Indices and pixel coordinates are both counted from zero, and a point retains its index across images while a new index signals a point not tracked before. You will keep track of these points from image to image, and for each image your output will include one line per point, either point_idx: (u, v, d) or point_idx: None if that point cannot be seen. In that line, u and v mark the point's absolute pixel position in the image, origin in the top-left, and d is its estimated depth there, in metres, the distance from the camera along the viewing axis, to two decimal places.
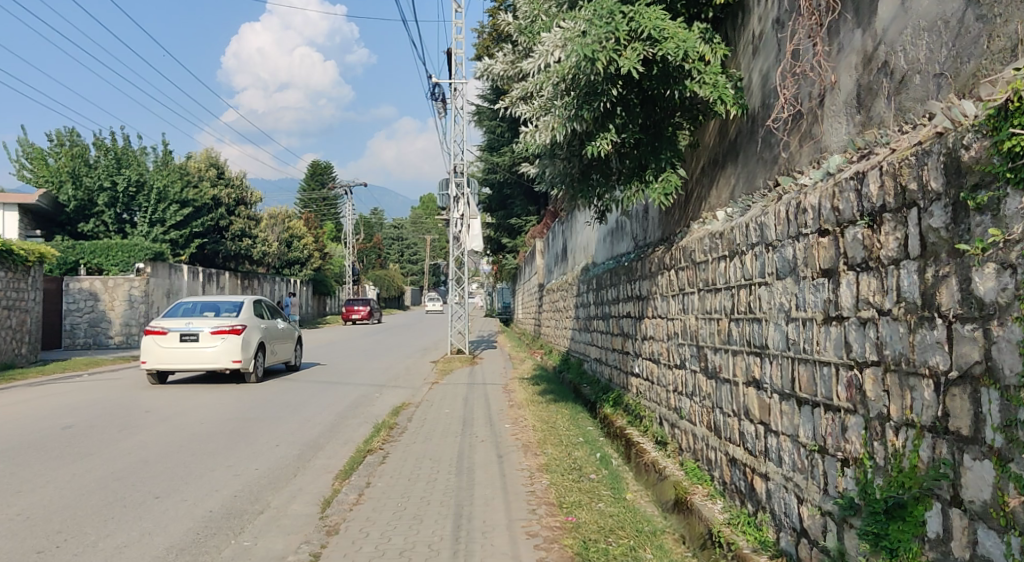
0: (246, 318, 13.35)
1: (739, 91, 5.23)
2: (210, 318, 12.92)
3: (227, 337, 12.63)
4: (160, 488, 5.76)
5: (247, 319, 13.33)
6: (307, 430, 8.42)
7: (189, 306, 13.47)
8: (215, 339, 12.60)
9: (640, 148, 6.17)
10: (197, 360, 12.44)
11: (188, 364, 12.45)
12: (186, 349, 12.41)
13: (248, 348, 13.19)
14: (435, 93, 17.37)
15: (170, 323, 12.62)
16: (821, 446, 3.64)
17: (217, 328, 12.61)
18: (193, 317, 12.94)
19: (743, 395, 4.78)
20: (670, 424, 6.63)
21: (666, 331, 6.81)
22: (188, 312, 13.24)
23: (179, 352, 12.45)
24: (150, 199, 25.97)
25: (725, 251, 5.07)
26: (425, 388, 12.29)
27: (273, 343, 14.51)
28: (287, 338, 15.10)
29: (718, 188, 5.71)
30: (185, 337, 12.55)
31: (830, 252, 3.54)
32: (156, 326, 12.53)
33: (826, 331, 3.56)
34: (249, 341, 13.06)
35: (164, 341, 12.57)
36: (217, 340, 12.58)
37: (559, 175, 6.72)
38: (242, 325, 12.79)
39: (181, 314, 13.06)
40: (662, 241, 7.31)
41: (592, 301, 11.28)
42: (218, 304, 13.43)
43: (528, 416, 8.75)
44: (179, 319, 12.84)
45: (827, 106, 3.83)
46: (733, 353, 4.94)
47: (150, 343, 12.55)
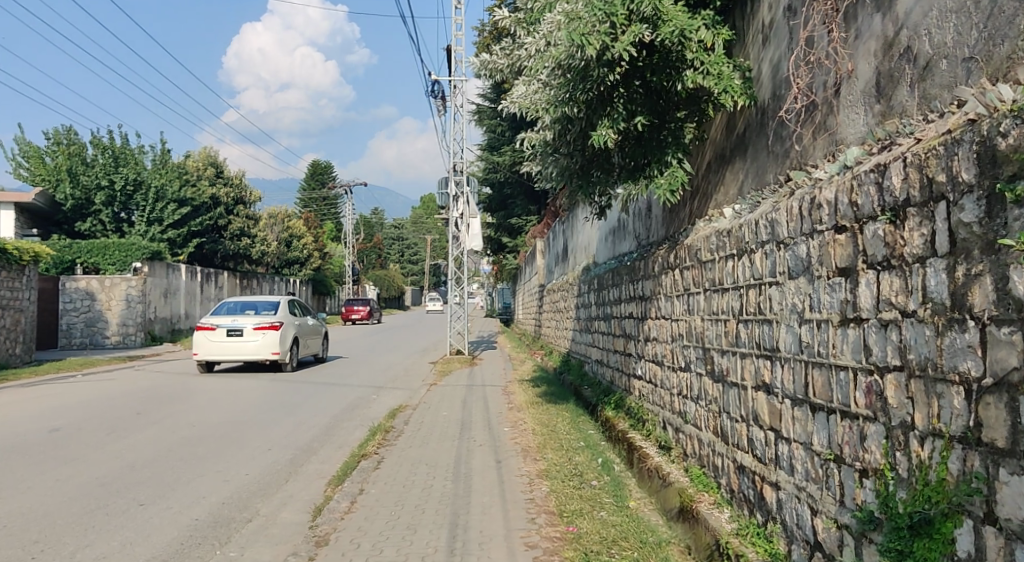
0: (283, 316, 15.08)
1: (747, 82, 5.04)
2: (252, 316, 14.64)
3: (267, 332, 14.37)
4: (145, 495, 5.58)
5: (284, 317, 15.02)
6: (301, 433, 8.22)
7: (232, 306, 15.15)
8: (257, 334, 14.32)
9: (641, 141, 5.99)
10: (242, 352, 14.14)
11: (233, 356, 14.16)
12: (232, 342, 14.13)
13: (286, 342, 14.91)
14: (435, 90, 17.15)
15: (218, 320, 14.34)
16: (837, 454, 3.44)
17: (259, 325, 14.32)
18: (238, 314, 14.66)
19: (752, 400, 4.58)
20: (674, 428, 6.43)
21: (669, 332, 6.61)
22: (230, 311, 14.84)
23: (226, 345, 14.17)
24: (148, 198, 25.79)
25: (733, 249, 4.87)
26: (423, 389, 12.08)
27: (305, 338, 16.17)
28: (319, 331, 16.77)
29: (726, 184, 5.47)
30: (231, 332, 14.25)
31: (847, 250, 3.34)
32: (206, 322, 14.27)
33: (842, 333, 3.37)
34: (287, 336, 14.79)
35: (213, 336, 14.29)
36: (259, 335, 14.32)
37: (559, 170, 6.48)
38: (280, 322, 14.51)
39: (226, 312, 14.74)
40: (666, 239, 7.10)
41: (593, 302, 11.07)
42: (258, 304, 15.12)
43: (528, 419, 8.55)
44: (226, 316, 14.60)
45: (843, 96, 3.63)
46: (741, 356, 4.73)
47: (200, 337, 14.23)
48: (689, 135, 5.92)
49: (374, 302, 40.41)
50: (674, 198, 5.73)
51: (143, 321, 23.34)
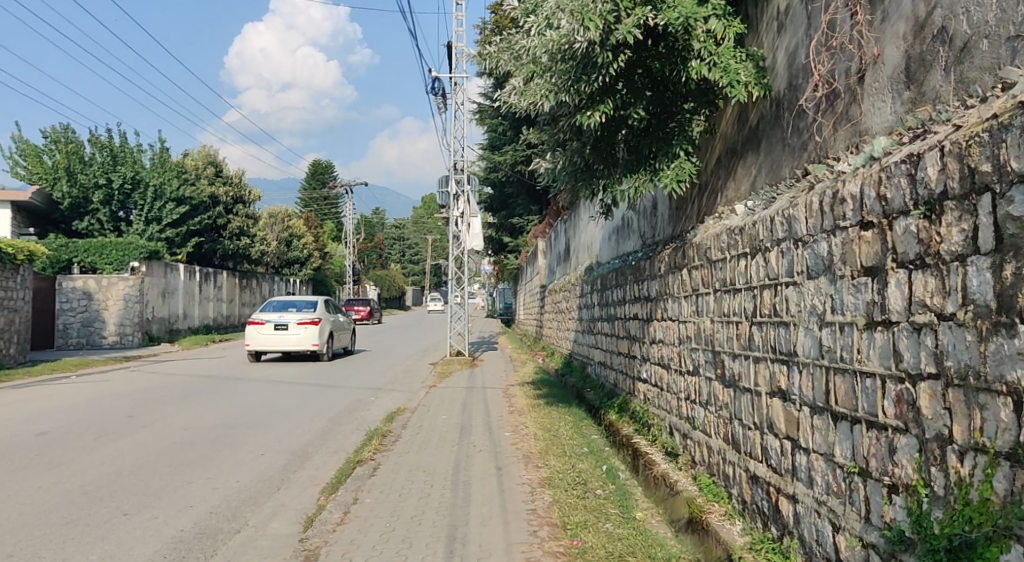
0: (321, 312, 17.45)
1: (760, 72, 4.78)
2: (295, 312, 17.08)
3: (308, 326, 16.79)
4: (129, 505, 5.37)
5: (321, 314, 17.37)
6: (295, 436, 8.00)
7: (276, 303, 17.57)
8: (300, 328, 16.75)
9: (646, 134, 5.76)
10: (287, 343, 16.59)
11: (280, 346, 16.64)
12: (278, 335, 16.61)
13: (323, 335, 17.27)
14: (435, 87, 16.89)
15: (267, 316, 16.78)
16: (862, 467, 3.20)
17: (300, 320, 16.74)
18: (282, 311, 17.09)
19: (767, 407, 4.34)
20: (681, 434, 6.19)
21: (677, 334, 6.37)
22: (275, 308, 17.27)
23: (273, 337, 16.58)
24: (146, 197, 25.56)
25: (746, 248, 4.63)
26: (423, 391, 11.85)
27: (338, 332, 18.49)
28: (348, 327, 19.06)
29: (737, 179, 5.25)
30: (278, 326, 16.69)
31: (874, 247, 3.10)
32: (256, 318, 16.73)
33: (869, 338, 3.13)
34: (324, 330, 17.18)
35: (263, 329, 16.74)
36: (301, 329, 16.76)
37: (564, 164, 6.17)
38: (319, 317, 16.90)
39: (272, 309, 17.16)
40: (673, 238, 6.85)
41: (596, 302, 10.85)
42: (298, 302, 17.51)
43: (529, 423, 8.32)
44: (272, 312, 17.04)
45: (868, 83, 3.39)
46: (755, 361, 4.49)
47: (251, 330, 16.67)
48: (697, 128, 5.66)
49: (374, 302, 40.19)
50: (681, 188, 5.57)
51: (140, 321, 23.12)
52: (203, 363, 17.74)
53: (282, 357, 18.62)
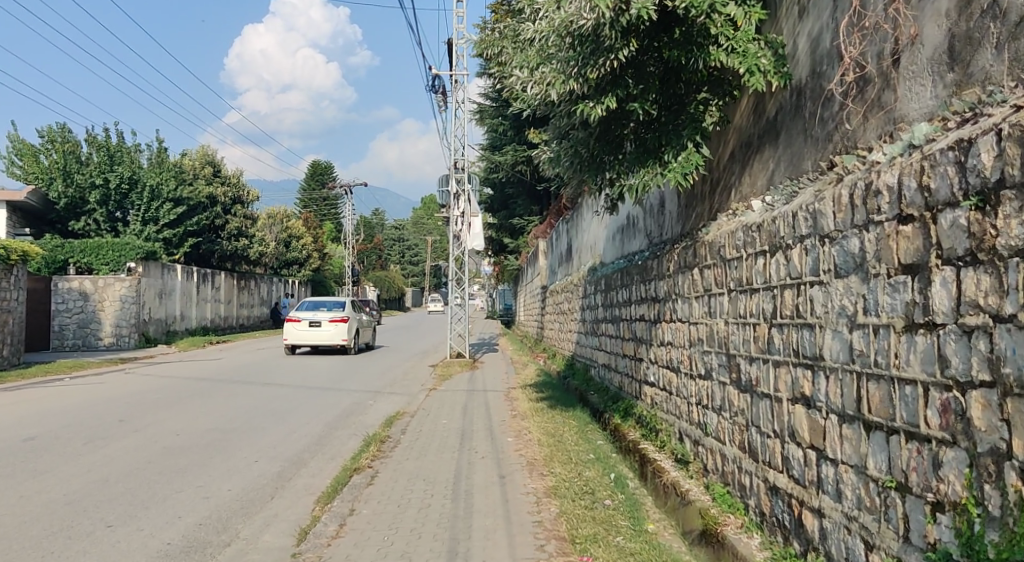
0: (349, 311, 19.93)
1: (780, 59, 4.53)
2: (326, 312, 19.54)
3: (338, 323, 19.20)
4: (114, 516, 5.11)
5: (349, 313, 19.84)
6: (291, 442, 7.76)
7: (308, 304, 20.02)
8: (331, 324, 19.19)
9: (657, 127, 5.54)
10: (320, 338, 19.00)
11: (314, 341, 19.04)
12: (312, 331, 19.03)
13: (352, 331, 19.80)
14: (436, 85, 16.65)
15: (302, 314, 19.19)
16: (901, 482, 2.94)
17: (331, 318, 19.15)
18: (315, 311, 19.58)
19: (788, 414, 4.08)
20: (692, 440, 5.93)
21: (687, 336, 6.12)
22: (309, 308, 19.71)
23: (308, 333, 18.99)
24: (143, 197, 25.31)
25: (765, 245, 4.37)
26: (422, 394, 11.61)
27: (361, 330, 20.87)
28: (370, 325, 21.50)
29: (753, 174, 4.98)
30: (312, 323, 19.10)
31: (914, 243, 2.85)
32: (293, 316, 19.12)
33: (909, 341, 2.88)
34: (352, 327, 19.62)
35: (299, 326, 19.14)
36: (332, 326, 19.17)
37: (569, 155, 5.93)
38: (347, 316, 19.29)
39: (306, 308, 19.60)
40: (681, 236, 6.60)
41: (599, 303, 10.60)
42: (328, 302, 19.96)
43: (533, 427, 8.06)
44: (307, 311, 19.48)
45: (904, 67, 3.15)
46: (774, 365, 4.24)
47: (289, 327, 19.07)
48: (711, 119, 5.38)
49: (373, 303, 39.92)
50: (688, 181, 5.31)
51: (137, 322, 22.85)
52: (199, 365, 17.47)
53: (313, 351, 21.06)
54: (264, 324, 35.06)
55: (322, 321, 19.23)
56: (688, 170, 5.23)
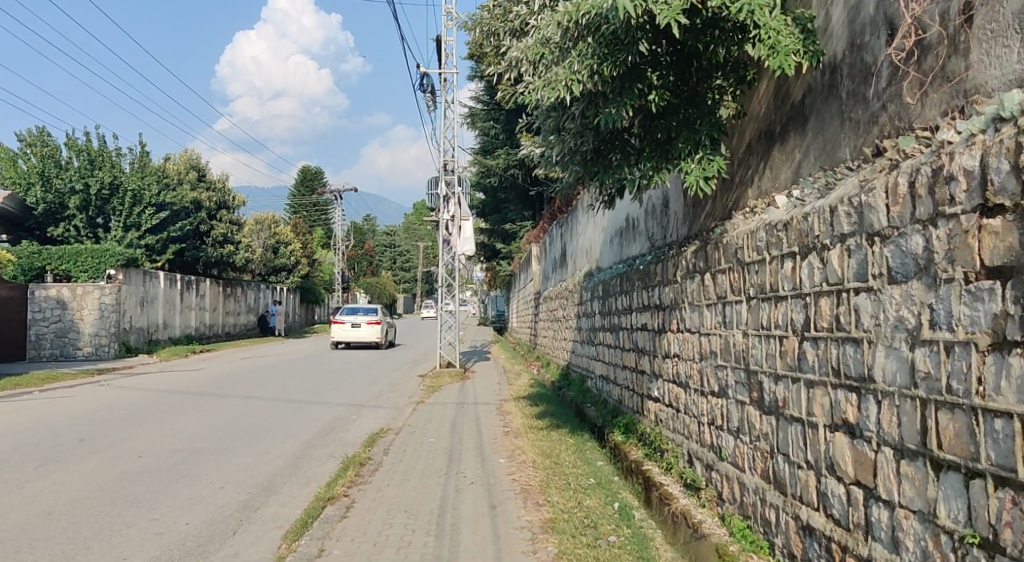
0: (381, 315, 25.16)
1: (809, 35, 3.93)
2: (364, 316, 24.78)
3: (372, 326, 24.46)
4: (49, 558, 4.50)
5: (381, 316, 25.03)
6: (263, 464, 7.14)
7: (349, 309, 25.27)
8: (367, 326, 24.43)
9: (667, 118, 4.82)
10: (359, 337, 24.29)
11: (355, 339, 24.30)
12: (353, 332, 24.31)
13: (383, 332, 25.12)
14: (424, 84, 16.04)
15: (345, 318, 24.43)
16: (988, 539, 2.35)
17: (368, 322, 24.40)
18: (355, 314, 24.85)
19: (825, 442, 3.49)
20: (704, 465, 5.33)
21: (696, 348, 5.54)
22: (350, 311, 24.93)
23: (350, 333, 24.31)
24: (125, 203, 24.57)
25: (793, 245, 3.78)
26: (409, 407, 11.00)
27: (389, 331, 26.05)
28: (393, 325, 26.40)
29: (774, 168, 4.40)
30: (353, 325, 24.38)
31: (1005, 241, 2.27)
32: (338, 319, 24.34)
33: (998, 361, 2.29)
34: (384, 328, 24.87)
35: (343, 327, 24.41)
36: (368, 328, 24.46)
37: (569, 153, 5.20)
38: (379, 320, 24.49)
39: (348, 312, 24.84)
40: (688, 240, 6.03)
41: (597, 310, 10.01)
42: (364, 309, 25.13)
43: (527, 447, 7.46)
44: (348, 315, 24.70)
45: (979, 26, 2.59)
46: (807, 386, 3.66)
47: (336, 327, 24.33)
48: (727, 110, 4.79)
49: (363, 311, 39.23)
50: (708, 185, 4.72)
51: (117, 330, 22.18)
52: (176, 377, 16.75)
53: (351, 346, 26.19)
54: (251, 332, 34.37)
55: (361, 324, 24.46)
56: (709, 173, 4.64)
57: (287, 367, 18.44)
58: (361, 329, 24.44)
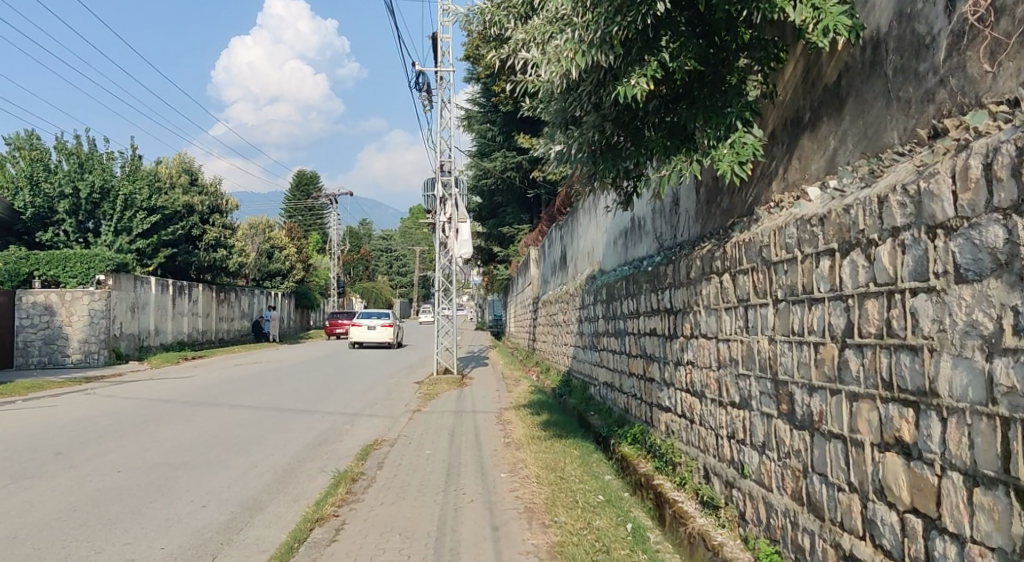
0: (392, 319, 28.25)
1: (848, 6, 3.52)
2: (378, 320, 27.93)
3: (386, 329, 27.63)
4: None
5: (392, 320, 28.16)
6: (249, 480, 6.73)
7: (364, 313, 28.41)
8: (381, 329, 27.56)
9: (691, 100, 4.44)
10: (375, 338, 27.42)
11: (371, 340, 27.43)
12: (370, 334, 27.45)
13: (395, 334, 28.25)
14: (420, 82, 15.64)
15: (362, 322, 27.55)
16: None
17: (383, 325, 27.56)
18: (370, 318, 27.95)
19: (875, 463, 3.08)
20: (724, 482, 4.93)
21: (713, 355, 5.15)
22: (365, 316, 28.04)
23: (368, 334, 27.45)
24: (116, 207, 24.16)
25: (833, 240, 3.37)
26: (405, 416, 10.59)
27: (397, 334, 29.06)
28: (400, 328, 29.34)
29: (804, 158, 4.00)
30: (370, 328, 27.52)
31: None
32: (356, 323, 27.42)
33: None
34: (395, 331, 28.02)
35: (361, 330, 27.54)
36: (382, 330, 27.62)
37: (584, 146, 4.78)
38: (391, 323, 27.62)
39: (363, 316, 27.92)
40: (702, 240, 5.64)
41: (600, 315, 9.62)
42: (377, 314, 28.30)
43: (529, 459, 7.05)
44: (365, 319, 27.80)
45: None
46: (850, 398, 3.25)
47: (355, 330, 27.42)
48: (754, 91, 4.26)
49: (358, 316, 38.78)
50: (743, 172, 4.18)
51: (107, 337, 21.70)
52: (166, 384, 16.31)
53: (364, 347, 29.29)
54: (245, 338, 33.91)
55: (376, 326, 27.59)
56: (745, 157, 4.11)
57: (280, 374, 18.01)
58: (376, 331, 27.56)
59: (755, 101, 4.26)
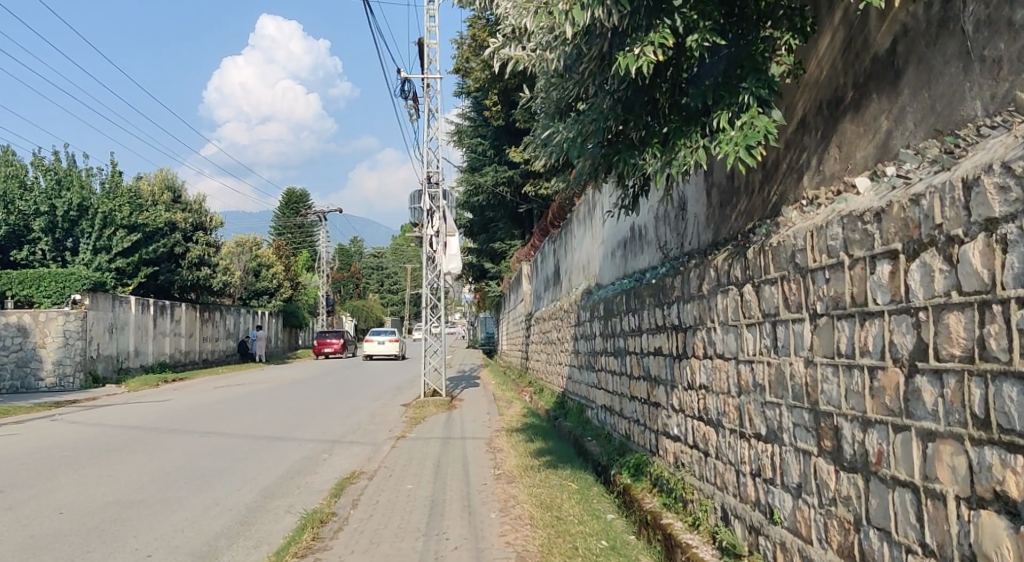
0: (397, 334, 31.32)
1: None
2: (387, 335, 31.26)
3: None
4: None
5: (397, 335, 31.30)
6: (207, 523, 5.99)
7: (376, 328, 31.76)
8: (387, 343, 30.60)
9: (706, 78, 3.79)
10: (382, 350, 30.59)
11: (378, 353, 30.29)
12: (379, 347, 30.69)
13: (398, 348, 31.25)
14: (405, 90, 15.01)
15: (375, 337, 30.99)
16: None
17: None
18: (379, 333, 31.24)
19: (962, 523, 2.38)
20: (748, 527, 4.26)
21: (732, 379, 4.48)
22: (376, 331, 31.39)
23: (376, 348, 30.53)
24: (94, 224, 23.25)
25: (899, 238, 2.70)
26: (388, 443, 9.86)
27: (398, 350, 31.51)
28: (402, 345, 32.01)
29: (847, 145, 3.35)
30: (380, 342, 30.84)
31: None
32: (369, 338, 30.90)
33: None
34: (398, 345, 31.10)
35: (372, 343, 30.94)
36: None
37: (588, 133, 4.16)
38: None
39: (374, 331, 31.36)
40: (715, 250, 5.02)
41: (597, 332, 8.95)
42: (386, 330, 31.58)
43: (522, 496, 6.36)
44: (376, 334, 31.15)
45: None
46: (926, 437, 2.56)
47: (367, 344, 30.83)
48: (779, 68, 3.64)
49: (348, 334, 38.10)
50: (751, 159, 3.55)
51: (83, 359, 20.75)
52: (140, 409, 15.46)
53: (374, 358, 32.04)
54: (230, 359, 33.14)
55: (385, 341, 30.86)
56: (754, 141, 3.47)
57: (260, 397, 17.19)
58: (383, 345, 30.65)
59: (776, 77, 3.62)
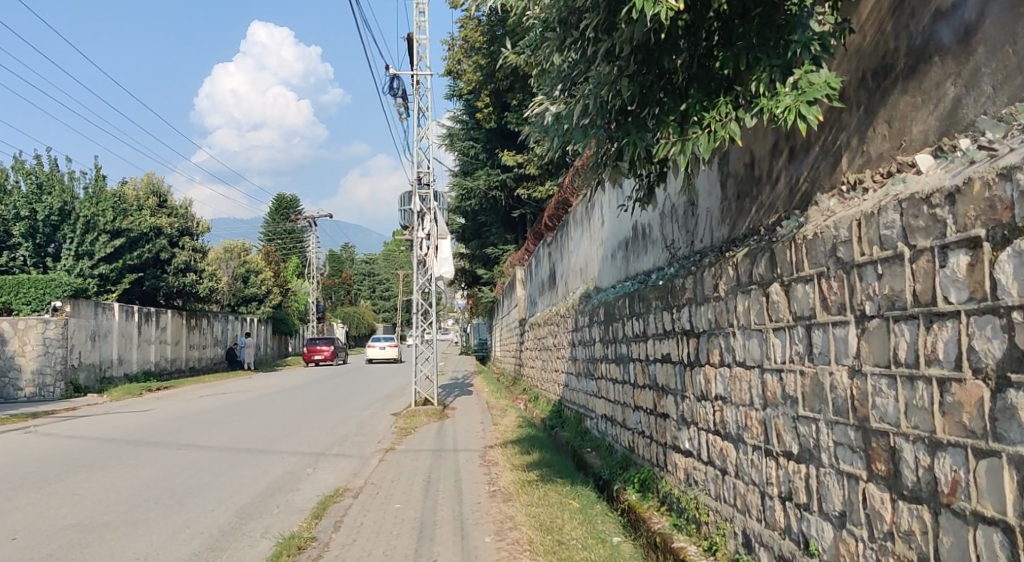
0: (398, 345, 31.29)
1: None
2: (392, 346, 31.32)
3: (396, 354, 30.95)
4: None
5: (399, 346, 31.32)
6: (175, 548, 5.47)
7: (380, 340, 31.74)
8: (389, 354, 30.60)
9: (735, 41, 3.30)
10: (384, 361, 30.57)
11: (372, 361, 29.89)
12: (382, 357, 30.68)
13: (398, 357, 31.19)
14: (394, 88, 14.50)
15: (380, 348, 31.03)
16: None
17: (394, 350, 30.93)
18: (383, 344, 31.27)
19: None
20: (776, 558, 3.78)
21: (757, 390, 3.98)
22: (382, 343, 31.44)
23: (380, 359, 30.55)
24: (77, 229, 22.63)
25: (984, 222, 2.22)
26: (375, 456, 9.35)
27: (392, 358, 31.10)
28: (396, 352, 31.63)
29: (902, 115, 2.87)
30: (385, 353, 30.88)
31: None
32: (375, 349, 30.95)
33: None
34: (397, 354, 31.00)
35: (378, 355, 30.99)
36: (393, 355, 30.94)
37: (593, 111, 3.71)
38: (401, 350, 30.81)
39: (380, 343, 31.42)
40: (733, 247, 4.55)
41: (597, 338, 8.44)
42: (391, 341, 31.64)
43: (520, 516, 5.85)
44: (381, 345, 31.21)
45: None
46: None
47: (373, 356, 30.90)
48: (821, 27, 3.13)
49: (338, 341, 37.53)
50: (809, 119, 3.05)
51: (63, 368, 20.10)
52: (120, 420, 14.82)
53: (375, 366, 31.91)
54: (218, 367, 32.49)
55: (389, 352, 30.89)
56: (814, 97, 2.96)
57: (245, 406, 16.59)
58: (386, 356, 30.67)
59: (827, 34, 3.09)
